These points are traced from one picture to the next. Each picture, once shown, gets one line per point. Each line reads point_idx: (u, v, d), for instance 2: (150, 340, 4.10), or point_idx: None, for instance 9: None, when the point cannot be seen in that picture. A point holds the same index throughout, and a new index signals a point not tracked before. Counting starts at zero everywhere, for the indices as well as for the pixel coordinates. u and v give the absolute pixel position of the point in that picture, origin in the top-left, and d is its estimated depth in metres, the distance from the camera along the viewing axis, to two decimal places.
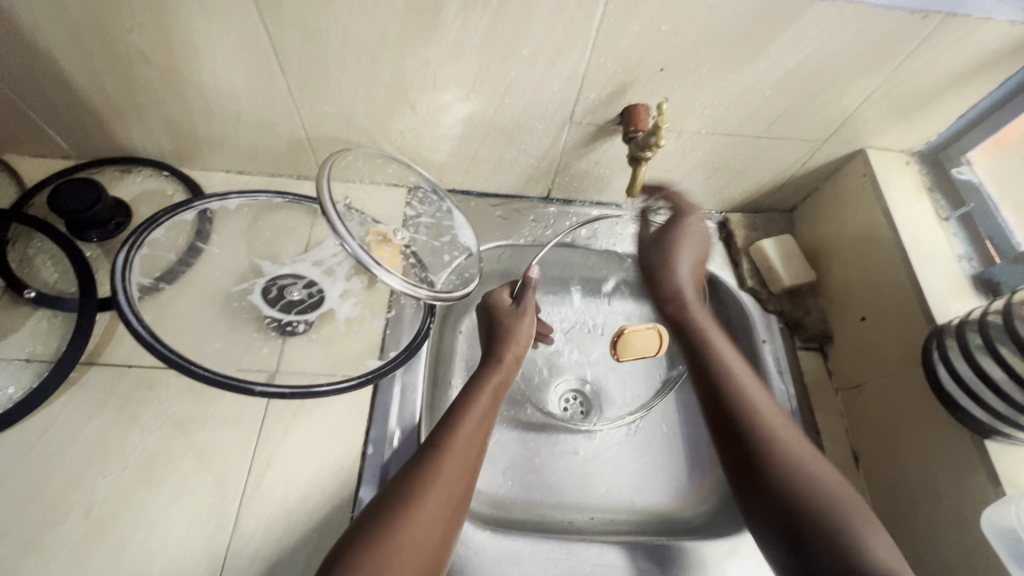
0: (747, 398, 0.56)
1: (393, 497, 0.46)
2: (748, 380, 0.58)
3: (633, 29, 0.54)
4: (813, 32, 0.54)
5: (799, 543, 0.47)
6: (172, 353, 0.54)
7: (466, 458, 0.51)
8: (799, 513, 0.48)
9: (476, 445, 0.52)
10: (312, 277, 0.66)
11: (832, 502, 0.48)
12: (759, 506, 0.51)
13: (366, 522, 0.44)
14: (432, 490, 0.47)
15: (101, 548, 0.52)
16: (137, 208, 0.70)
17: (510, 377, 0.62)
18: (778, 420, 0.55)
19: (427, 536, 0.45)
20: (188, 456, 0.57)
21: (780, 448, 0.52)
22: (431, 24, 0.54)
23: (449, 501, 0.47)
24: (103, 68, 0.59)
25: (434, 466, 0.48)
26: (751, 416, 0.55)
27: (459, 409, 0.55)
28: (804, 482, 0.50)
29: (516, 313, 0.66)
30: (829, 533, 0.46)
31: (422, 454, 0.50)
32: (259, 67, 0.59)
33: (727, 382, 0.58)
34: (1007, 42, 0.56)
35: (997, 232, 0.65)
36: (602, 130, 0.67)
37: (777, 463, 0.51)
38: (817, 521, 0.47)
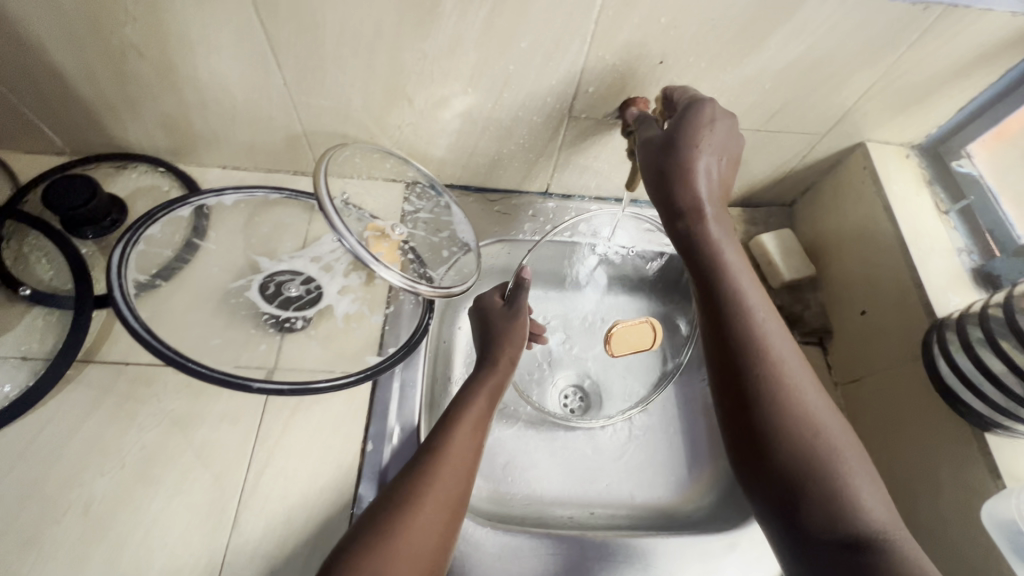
0: (759, 341, 0.48)
1: (390, 502, 0.46)
2: (762, 316, 0.50)
3: (632, 21, 0.53)
4: (813, 25, 0.54)
5: (789, 500, 0.44)
6: (169, 351, 0.53)
7: (464, 459, 0.51)
8: (794, 472, 0.44)
9: (473, 448, 0.52)
10: (310, 274, 0.66)
11: (831, 458, 0.44)
12: (752, 454, 0.47)
13: (363, 527, 0.44)
14: (430, 493, 0.47)
15: (100, 546, 0.52)
16: (133, 205, 0.69)
17: (506, 380, 0.62)
18: (788, 361, 0.48)
19: (424, 540, 0.44)
20: (186, 454, 0.57)
21: (785, 396, 0.47)
22: (428, 17, 0.53)
23: (446, 504, 0.47)
24: (96, 63, 0.58)
25: (430, 470, 0.48)
26: (760, 356, 0.48)
27: (454, 413, 0.55)
28: (804, 435, 0.45)
29: (511, 314, 0.66)
30: (823, 496, 0.43)
31: (419, 459, 0.50)
32: (254, 61, 0.58)
33: (738, 323, 0.49)
34: (1008, 33, 0.55)
35: (998, 225, 0.65)
36: (602, 124, 0.67)
37: (780, 414, 0.46)
38: (812, 480, 0.44)
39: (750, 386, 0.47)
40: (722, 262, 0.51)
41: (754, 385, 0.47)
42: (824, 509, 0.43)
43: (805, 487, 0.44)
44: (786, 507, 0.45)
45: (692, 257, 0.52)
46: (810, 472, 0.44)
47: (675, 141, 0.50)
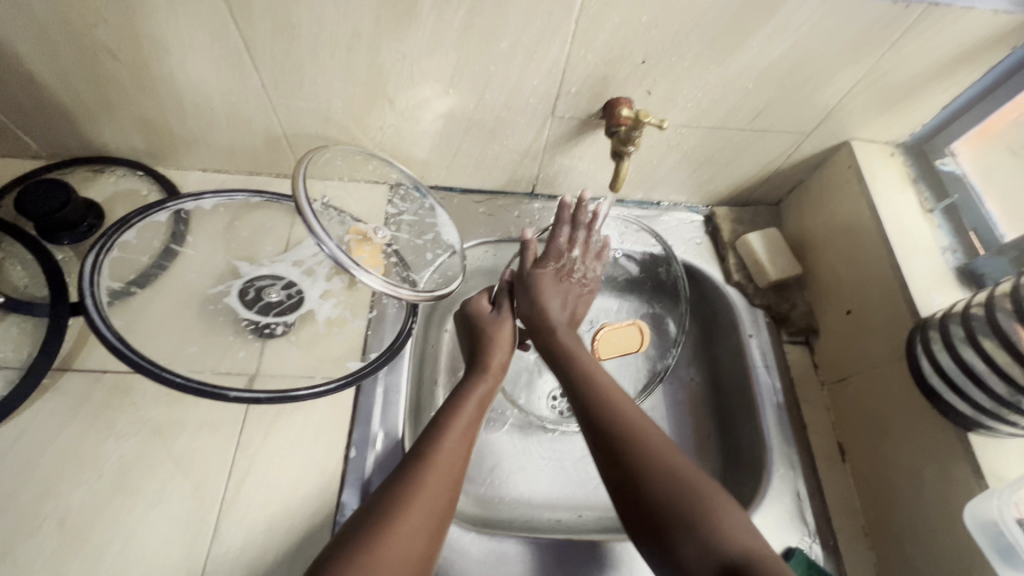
0: (607, 393, 0.55)
1: (373, 510, 0.45)
2: (607, 379, 0.58)
3: (614, 21, 0.53)
4: (795, 24, 0.53)
5: (664, 539, 0.45)
6: (143, 359, 0.52)
7: (451, 468, 0.50)
8: (657, 502, 0.46)
9: (463, 457, 0.52)
10: (291, 278, 0.65)
11: (689, 487, 0.46)
12: (625, 498, 0.48)
13: (345, 536, 0.43)
14: (415, 503, 0.46)
15: (76, 559, 0.51)
16: (111, 210, 0.68)
17: (494, 389, 0.61)
18: (631, 407, 0.54)
19: (409, 551, 0.43)
20: (166, 463, 0.56)
21: (634, 433, 0.51)
22: (406, 16, 0.52)
23: (431, 515, 0.46)
24: (68, 65, 0.57)
25: (417, 479, 0.48)
26: (613, 405, 0.54)
27: (443, 420, 0.54)
28: (656, 461, 0.48)
29: (500, 317, 0.66)
30: (688, 520, 0.44)
31: (405, 466, 0.49)
32: (230, 63, 0.57)
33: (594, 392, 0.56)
34: (991, 31, 0.55)
35: (982, 223, 0.65)
36: (585, 124, 0.66)
37: (634, 448, 0.50)
38: (676, 508, 0.45)
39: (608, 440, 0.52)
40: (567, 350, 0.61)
41: (610, 425, 0.52)
42: (693, 535, 0.44)
43: (674, 517, 0.45)
44: (662, 544, 0.45)
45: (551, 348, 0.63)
46: (672, 499, 0.46)
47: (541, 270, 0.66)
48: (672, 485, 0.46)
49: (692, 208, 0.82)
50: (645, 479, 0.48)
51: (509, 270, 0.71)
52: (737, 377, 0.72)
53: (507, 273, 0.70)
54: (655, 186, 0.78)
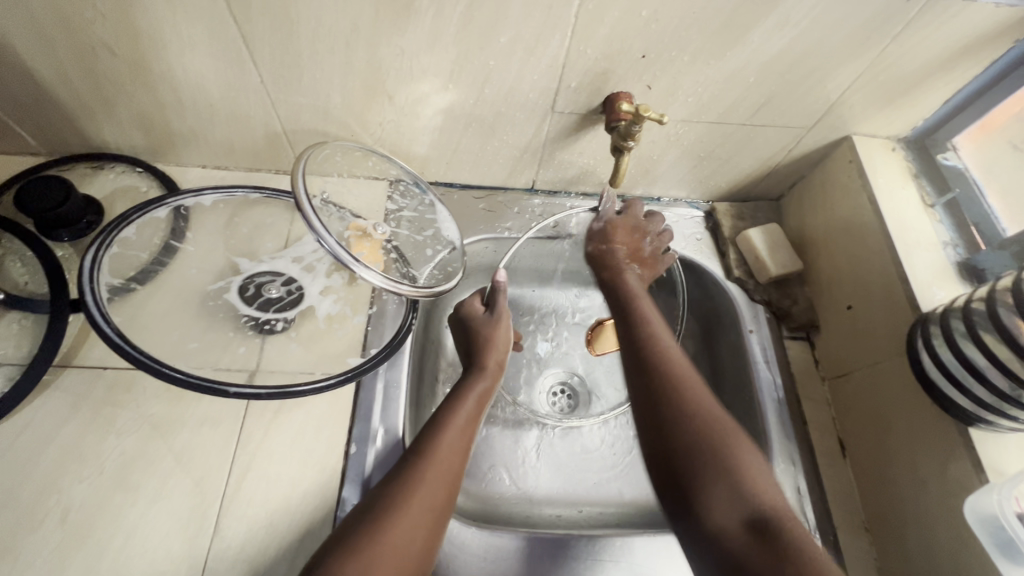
0: (658, 340, 0.55)
1: (372, 504, 0.45)
2: (659, 326, 0.57)
3: (613, 15, 0.53)
4: (796, 17, 0.53)
5: (686, 487, 0.44)
6: (144, 355, 0.52)
7: (451, 464, 0.50)
8: (687, 450, 0.45)
9: (462, 454, 0.52)
10: (291, 274, 0.65)
11: (725, 441, 0.45)
12: (654, 441, 0.48)
13: (344, 529, 0.43)
14: (415, 498, 0.46)
15: (78, 554, 0.51)
16: (111, 207, 0.68)
17: (490, 390, 0.60)
18: (680, 357, 0.53)
19: (407, 545, 0.43)
20: (167, 459, 0.56)
21: (678, 381, 0.50)
22: (405, 11, 0.52)
23: (430, 510, 0.46)
24: (67, 61, 0.57)
25: (417, 474, 0.48)
26: (661, 351, 0.53)
27: (442, 417, 0.54)
28: (696, 413, 0.47)
29: (491, 319, 0.65)
30: (716, 471, 0.44)
31: (405, 462, 0.49)
32: (229, 58, 0.57)
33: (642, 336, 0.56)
34: (993, 25, 0.55)
35: (985, 220, 0.64)
36: (585, 119, 0.66)
37: (676, 394, 0.49)
38: (708, 458, 0.44)
39: (649, 381, 0.51)
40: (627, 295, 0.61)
41: (656, 370, 0.51)
42: (719, 487, 0.43)
43: (701, 466, 0.44)
44: (683, 490, 0.44)
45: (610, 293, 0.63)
46: (705, 449, 0.45)
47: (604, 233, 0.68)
48: (708, 435, 0.46)
49: (693, 204, 0.82)
50: (682, 426, 0.47)
51: (502, 272, 0.66)
52: (738, 373, 0.72)
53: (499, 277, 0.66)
54: (656, 182, 0.78)
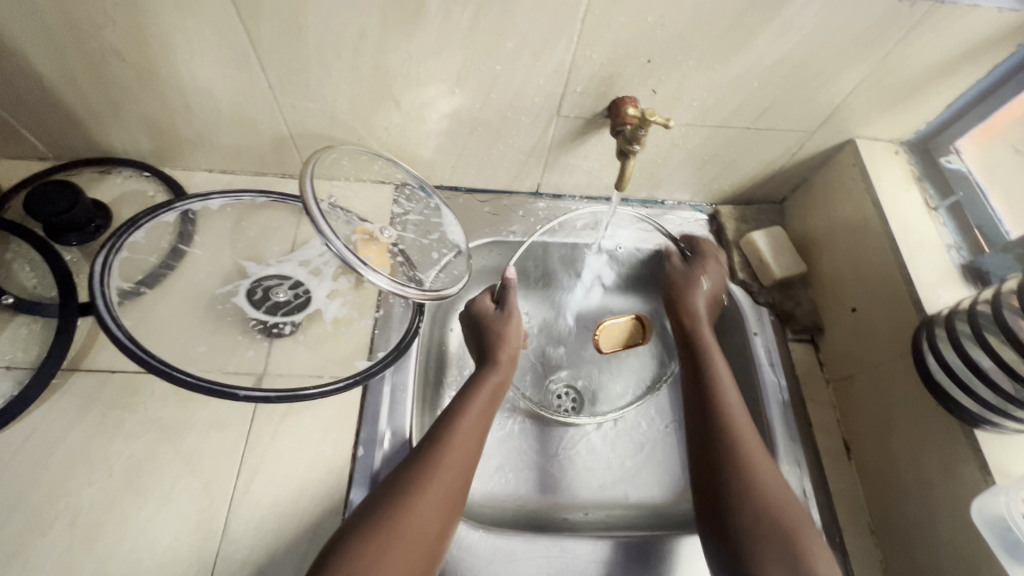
0: (730, 408, 0.58)
1: (390, 489, 0.49)
2: (732, 392, 0.60)
3: (619, 20, 0.53)
4: (800, 22, 0.54)
5: (747, 560, 0.49)
6: (153, 359, 0.53)
7: (467, 453, 0.53)
8: (752, 529, 0.50)
9: (477, 442, 0.54)
10: (298, 278, 0.65)
11: (791, 526, 0.50)
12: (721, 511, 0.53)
13: (366, 509, 0.48)
14: (431, 485, 0.49)
15: (87, 557, 0.51)
16: (119, 211, 0.68)
17: (505, 383, 0.62)
18: (751, 432, 0.57)
19: (424, 529, 0.47)
20: (175, 462, 0.56)
21: (750, 458, 0.54)
22: (412, 17, 0.53)
23: (445, 496, 0.49)
24: (77, 67, 0.57)
25: (433, 462, 0.51)
26: (732, 422, 0.57)
27: (456, 407, 0.57)
28: (766, 493, 0.52)
29: (503, 315, 0.67)
30: (783, 552, 0.49)
31: (422, 449, 0.52)
32: (237, 63, 0.57)
33: (714, 401, 0.59)
34: (996, 29, 0.55)
35: (988, 223, 0.65)
36: (591, 124, 0.66)
37: (749, 472, 0.53)
38: (774, 537, 0.50)
39: (720, 455, 0.55)
40: (704, 350, 0.64)
41: (729, 443, 0.55)
42: (782, 566, 0.48)
43: (765, 546, 0.49)
44: (744, 563, 0.49)
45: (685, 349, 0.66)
46: (773, 531, 0.50)
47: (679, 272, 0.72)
48: (778, 517, 0.51)
49: (697, 207, 0.82)
50: (753, 503, 0.51)
51: (513, 271, 0.68)
52: (743, 375, 0.72)
53: (507, 276, 0.68)
54: (659, 185, 0.78)
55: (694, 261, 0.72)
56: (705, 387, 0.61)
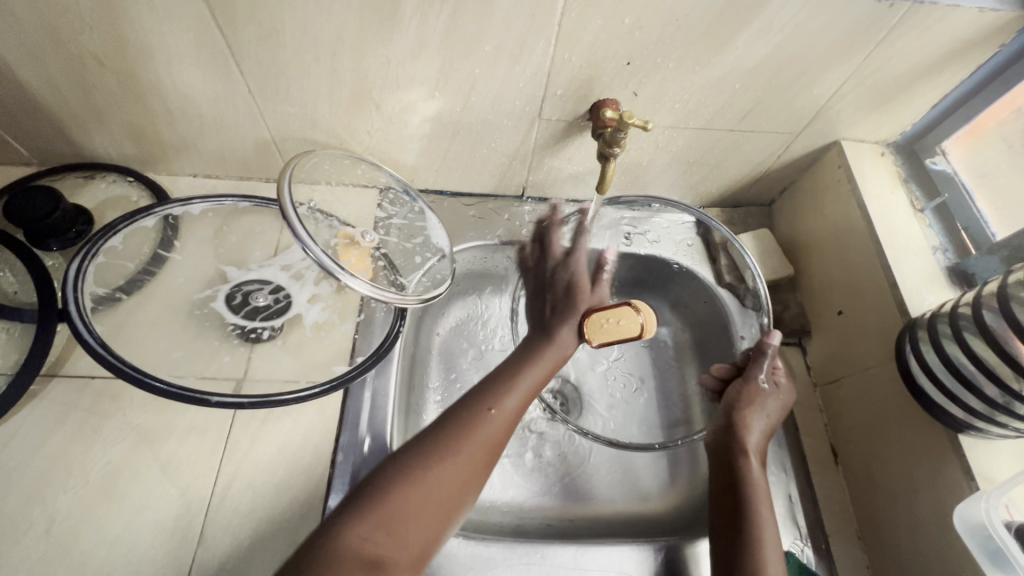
0: (756, 517, 0.53)
1: (420, 448, 0.49)
2: (765, 506, 0.54)
3: (597, 22, 0.53)
4: (779, 23, 0.53)
5: None
6: (125, 364, 0.53)
7: (504, 431, 0.53)
8: None
9: (514, 421, 0.54)
10: (279, 282, 0.65)
11: None
12: None
13: (391, 461, 0.48)
14: (471, 452, 0.49)
15: (61, 565, 0.51)
16: (102, 216, 0.68)
17: (570, 349, 0.65)
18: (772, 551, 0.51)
19: (450, 493, 0.47)
20: (152, 468, 0.56)
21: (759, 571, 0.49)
22: (389, 20, 0.53)
23: (479, 466, 0.50)
24: (56, 72, 0.57)
25: (478, 425, 0.51)
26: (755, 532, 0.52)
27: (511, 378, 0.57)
28: None
29: (595, 297, 0.69)
30: None
31: (472, 411, 0.53)
32: (216, 68, 0.57)
33: (746, 511, 0.54)
34: (980, 29, 0.55)
35: (974, 223, 0.64)
36: (573, 127, 0.66)
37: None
38: None
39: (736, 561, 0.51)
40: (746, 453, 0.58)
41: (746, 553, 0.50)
42: None
43: None
44: None
45: (725, 443, 0.61)
46: None
47: (755, 378, 0.63)
48: None
49: None
50: None
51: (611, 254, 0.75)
52: None
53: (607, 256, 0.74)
54: (646, 188, 0.78)
55: (774, 394, 0.63)
56: (744, 488, 0.56)
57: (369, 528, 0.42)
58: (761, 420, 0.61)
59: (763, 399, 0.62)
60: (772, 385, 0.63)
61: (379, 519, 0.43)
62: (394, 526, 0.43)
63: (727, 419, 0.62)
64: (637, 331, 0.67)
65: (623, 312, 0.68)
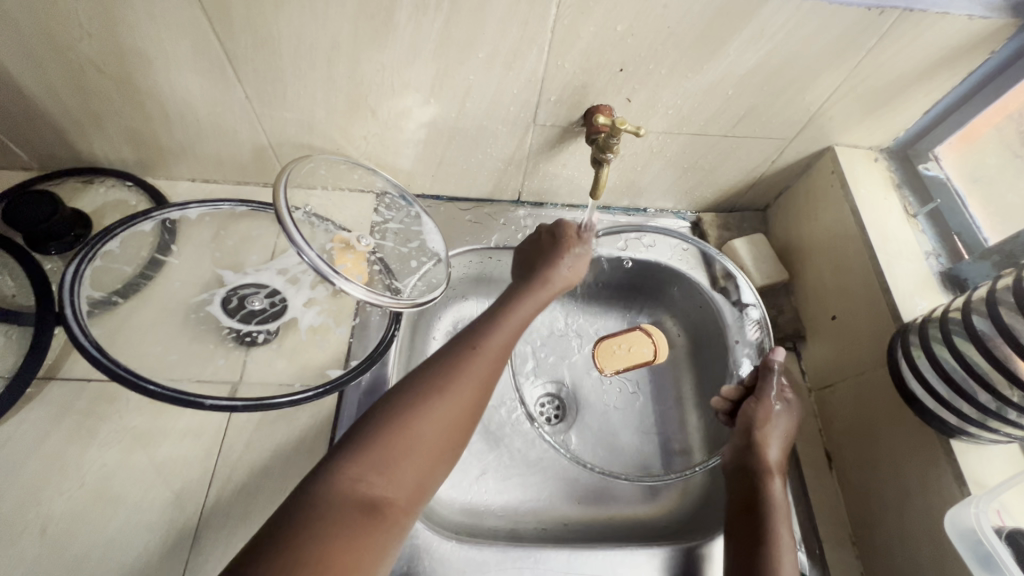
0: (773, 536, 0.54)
1: (409, 389, 0.48)
2: (782, 525, 0.56)
3: (589, 30, 0.53)
4: (771, 30, 0.54)
5: None
6: (120, 367, 0.53)
7: (494, 366, 0.52)
8: None
9: (504, 359, 0.54)
10: (275, 286, 0.65)
11: None
12: None
13: (380, 404, 0.47)
14: (461, 390, 0.49)
15: (55, 567, 0.51)
16: (100, 220, 0.69)
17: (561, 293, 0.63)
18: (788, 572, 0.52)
19: (443, 433, 0.47)
20: (147, 471, 0.56)
21: None
22: (384, 28, 0.53)
23: (470, 405, 0.49)
24: (56, 78, 0.58)
25: (466, 363, 0.51)
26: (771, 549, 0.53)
27: (495, 316, 0.57)
28: None
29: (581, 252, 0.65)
30: None
31: (458, 348, 0.52)
32: (214, 75, 0.58)
33: (763, 526, 0.55)
34: (969, 36, 0.55)
35: (966, 228, 0.64)
36: (567, 132, 0.66)
37: None
38: None
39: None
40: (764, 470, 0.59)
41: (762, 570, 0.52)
42: None
43: None
44: None
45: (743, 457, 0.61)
46: None
47: (768, 396, 0.63)
48: None
49: (679, 215, 0.83)
50: None
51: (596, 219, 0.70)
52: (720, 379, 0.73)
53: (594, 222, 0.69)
54: (641, 193, 0.78)
55: (786, 410, 0.63)
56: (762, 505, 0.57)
57: (363, 470, 0.42)
58: (776, 438, 0.61)
59: (776, 418, 0.62)
60: (785, 403, 0.63)
61: (370, 461, 0.43)
62: (387, 467, 0.43)
63: (743, 437, 0.62)
64: (649, 355, 0.77)
65: (636, 340, 0.79)
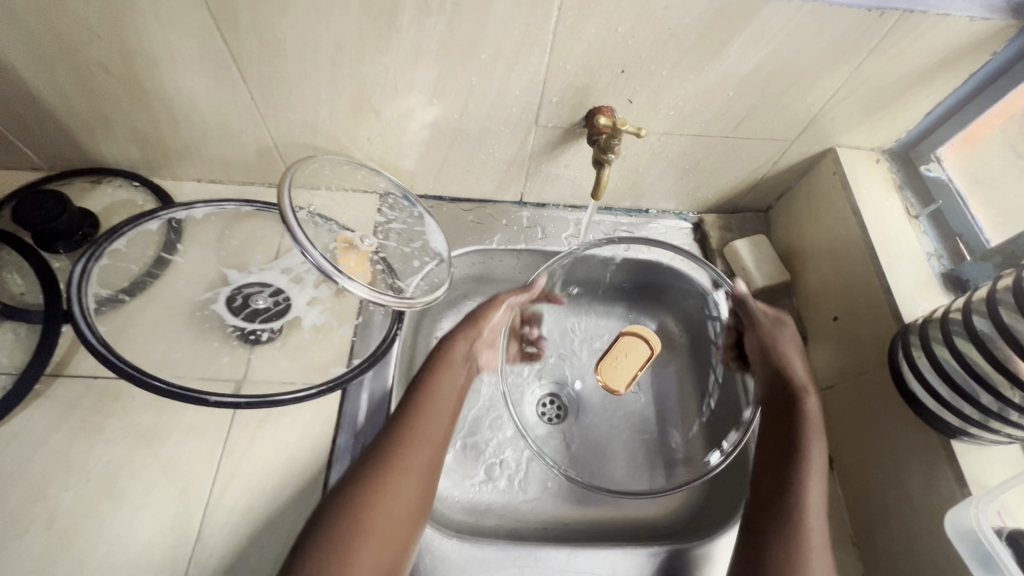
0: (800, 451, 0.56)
1: (351, 487, 0.49)
2: (812, 438, 0.57)
3: (590, 31, 0.54)
4: (771, 32, 0.54)
5: None
6: (127, 365, 0.54)
7: (435, 447, 0.54)
8: None
9: (445, 436, 0.56)
10: (279, 285, 0.66)
11: None
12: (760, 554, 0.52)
13: (324, 509, 0.47)
14: (404, 471, 0.51)
15: (62, 561, 0.52)
16: (108, 219, 0.69)
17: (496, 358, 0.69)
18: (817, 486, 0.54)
19: (395, 524, 0.48)
20: (152, 468, 0.57)
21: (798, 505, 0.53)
22: (388, 30, 0.54)
23: (418, 487, 0.51)
24: (65, 79, 0.59)
25: (406, 446, 0.52)
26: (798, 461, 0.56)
27: (420, 388, 0.58)
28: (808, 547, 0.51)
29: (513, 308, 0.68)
30: None
31: (392, 430, 0.54)
32: (220, 76, 0.59)
33: (793, 439, 0.57)
34: (970, 37, 0.55)
35: (968, 229, 0.64)
36: (569, 133, 0.67)
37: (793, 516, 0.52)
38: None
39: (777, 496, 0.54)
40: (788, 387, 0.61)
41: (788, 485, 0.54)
42: None
43: None
44: None
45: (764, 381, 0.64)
46: None
47: (761, 325, 0.65)
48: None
49: (681, 216, 0.83)
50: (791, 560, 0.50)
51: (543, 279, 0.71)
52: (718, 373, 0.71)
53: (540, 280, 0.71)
54: (643, 194, 0.78)
55: (784, 326, 0.66)
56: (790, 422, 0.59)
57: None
58: (787, 356, 0.64)
59: (776, 336, 0.65)
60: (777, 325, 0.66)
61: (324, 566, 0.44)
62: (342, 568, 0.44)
63: (759, 366, 0.65)
64: (646, 350, 0.75)
65: (627, 344, 0.76)
